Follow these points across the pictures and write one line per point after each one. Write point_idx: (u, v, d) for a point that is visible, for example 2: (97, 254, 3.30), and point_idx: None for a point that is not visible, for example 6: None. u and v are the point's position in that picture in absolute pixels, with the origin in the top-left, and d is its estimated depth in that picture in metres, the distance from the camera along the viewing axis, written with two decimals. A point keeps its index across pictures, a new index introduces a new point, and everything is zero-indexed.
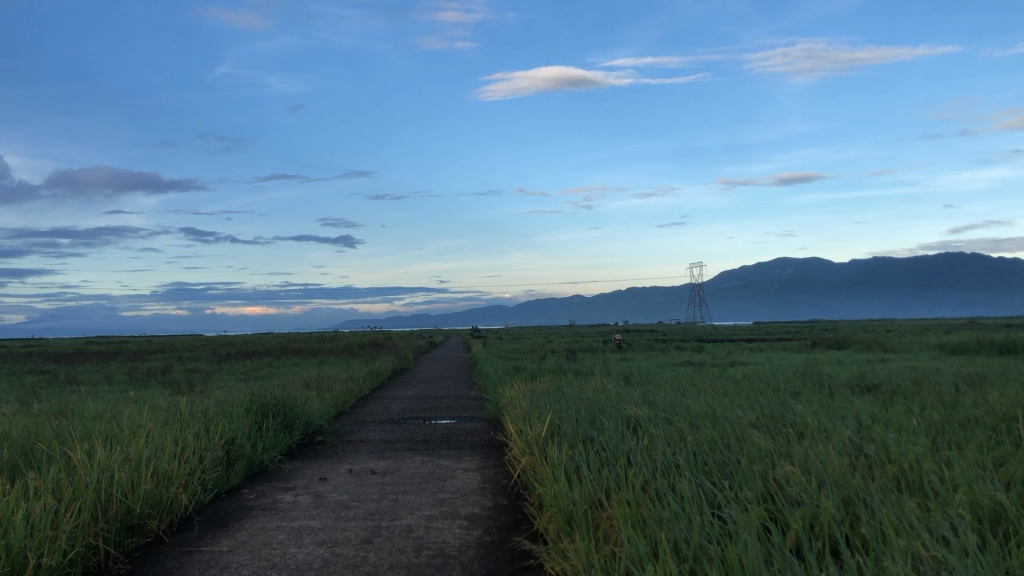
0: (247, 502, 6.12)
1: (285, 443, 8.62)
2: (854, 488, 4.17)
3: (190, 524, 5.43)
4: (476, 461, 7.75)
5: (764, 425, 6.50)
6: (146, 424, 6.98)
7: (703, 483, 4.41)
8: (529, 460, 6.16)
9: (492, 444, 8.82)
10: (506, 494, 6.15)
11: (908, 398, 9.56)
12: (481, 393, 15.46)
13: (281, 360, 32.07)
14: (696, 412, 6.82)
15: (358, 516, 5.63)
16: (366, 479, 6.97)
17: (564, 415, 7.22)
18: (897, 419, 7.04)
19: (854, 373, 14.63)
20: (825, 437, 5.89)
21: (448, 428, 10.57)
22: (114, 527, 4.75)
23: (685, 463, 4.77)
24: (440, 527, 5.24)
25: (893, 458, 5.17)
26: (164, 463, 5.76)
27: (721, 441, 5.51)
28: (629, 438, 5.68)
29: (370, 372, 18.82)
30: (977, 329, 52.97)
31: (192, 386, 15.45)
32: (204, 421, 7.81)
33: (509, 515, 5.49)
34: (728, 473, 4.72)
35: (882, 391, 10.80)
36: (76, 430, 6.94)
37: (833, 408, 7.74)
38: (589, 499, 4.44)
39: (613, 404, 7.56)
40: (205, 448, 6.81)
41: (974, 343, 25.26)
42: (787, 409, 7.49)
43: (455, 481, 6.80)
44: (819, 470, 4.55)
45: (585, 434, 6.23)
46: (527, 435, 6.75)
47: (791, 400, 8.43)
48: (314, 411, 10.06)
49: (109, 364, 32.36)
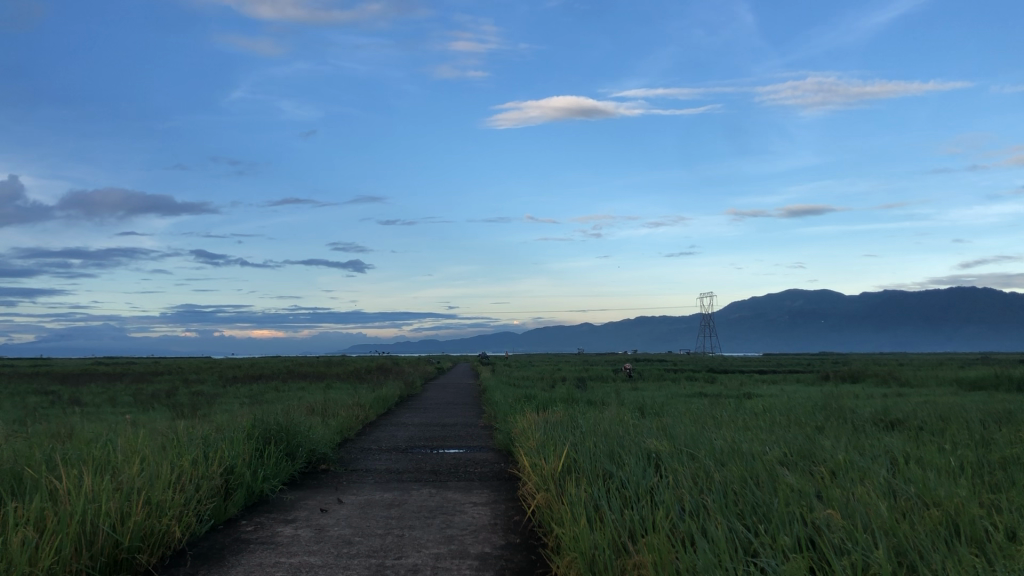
0: (245, 535, 5.78)
1: (287, 471, 8.31)
2: (904, 536, 3.78)
3: (182, 558, 5.09)
4: (487, 494, 7.41)
5: (792, 463, 6.14)
6: (141, 450, 6.67)
7: (735, 527, 4.06)
8: (544, 496, 5.82)
9: (503, 476, 8.47)
10: (519, 532, 5.81)
11: (938, 434, 9.15)
12: (490, 421, 15.14)
13: (289, 383, 31.86)
14: (719, 447, 6.45)
15: (361, 552, 5.28)
16: (370, 512, 6.65)
17: (581, 447, 6.87)
18: (931, 458, 6.67)
19: (877, 407, 14.19)
20: (860, 477, 5.51)
21: (456, 457, 10.24)
22: (98, 563, 4.41)
23: (715, 505, 4.43)
24: (448, 567, 4.89)
25: (937, 501, 4.78)
26: (158, 492, 5.44)
27: (751, 479, 5.17)
28: (650, 474, 5.36)
29: (377, 399, 18.49)
30: (982, 365, 53.12)
31: (194, 410, 15.12)
32: (202, 448, 7.51)
33: (522, 556, 5.16)
34: (762, 518, 4.35)
35: (907, 427, 10.39)
36: (68, 455, 6.62)
37: (864, 445, 7.38)
38: (613, 542, 4.09)
39: (631, 437, 7.19)
40: (203, 476, 6.49)
41: (992, 379, 24.69)
42: (815, 446, 7.12)
43: (464, 516, 6.45)
44: (863, 515, 4.18)
45: (604, 469, 5.88)
46: (542, 468, 6.41)
47: (816, 436, 8.02)
48: (319, 438, 9.71)
49: (115, 385, 32.35)
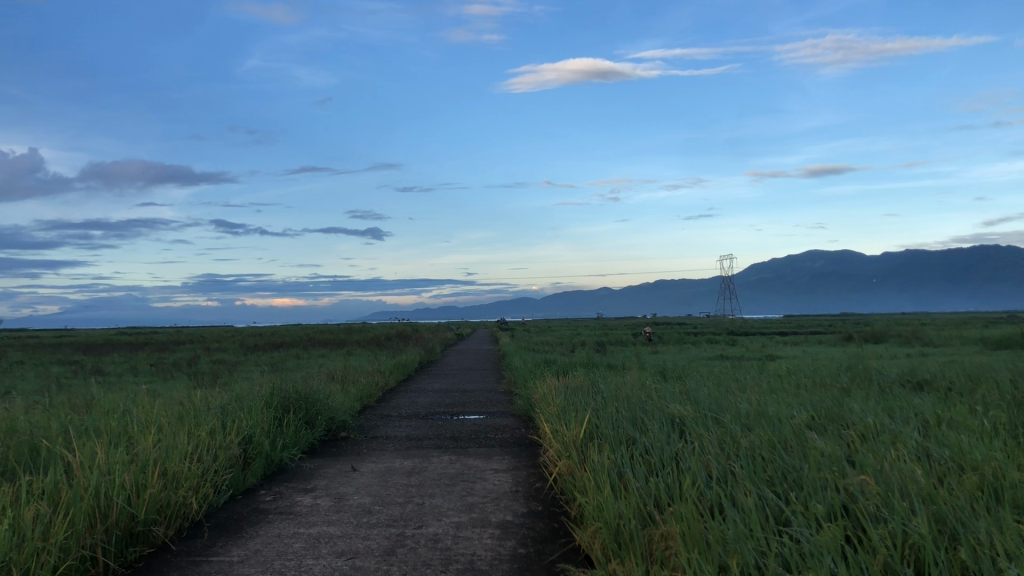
0: (263, 505, 5.70)
1: (307, 439, 8.24)
2: (942, 502, 3.62)
3: (199, 530, 5.02)
4: (507, 460, 7.31)
5: (820, 426, 5.98)
6: (156, 421, 6.60)
7: (764, 494, 3.92)
8: (566, 464, 5.71)
9: (523, 443, 8.35)
10: (541, 500, 5.70)
11: (968, 395, 8.92)
12: (509, 387, 15.03)
13: (309, 351, 31.92)
14: (746, 411, 6.29)
15: (380, 522, 5.19)
16: (390, 479, 6.57)
17: (602, 413, 6.73)
18: (964, 420, 6.48)
19: (903, 368, 13.91)
20: (892, 440, 5.33)
21: (476, 423, 10.15)
22: (113, 536, 4.34)
23: (743, 473, 4.29)
24: (469, 537, 4.78)
25: (975, 465, 4.59)
26: (173, 463, 5.36)
27: (779, 444, 5.01)
28: (675, 441, 5.22)
29: (396, 365, 18.46)
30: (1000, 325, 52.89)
31: (214, 379, 15.12)
32: (220, 417, 7.45)
33: (544, 524, 5.04)
34: (792, 485, 4.21)
35: (935, 387, 10.20)
36: (84, 426, 6.57)
37: (895, 407, 7.19)
38: (638, 511, 3.96)
39: (653, 402, 7.03)
40: (220, 446, 6.41)
41: (1019, 338, 24.31)
42: (843, 408, 6.95)
43: (485, 483, 6.35)
44: (899, 480, 4.02)
45: (627, 436, 5.74)
46: (562, 436, 6.29)
47: (844, 398, 7.83)
48: (338, 406, 9.63)
49: (136, 354, 32.47)
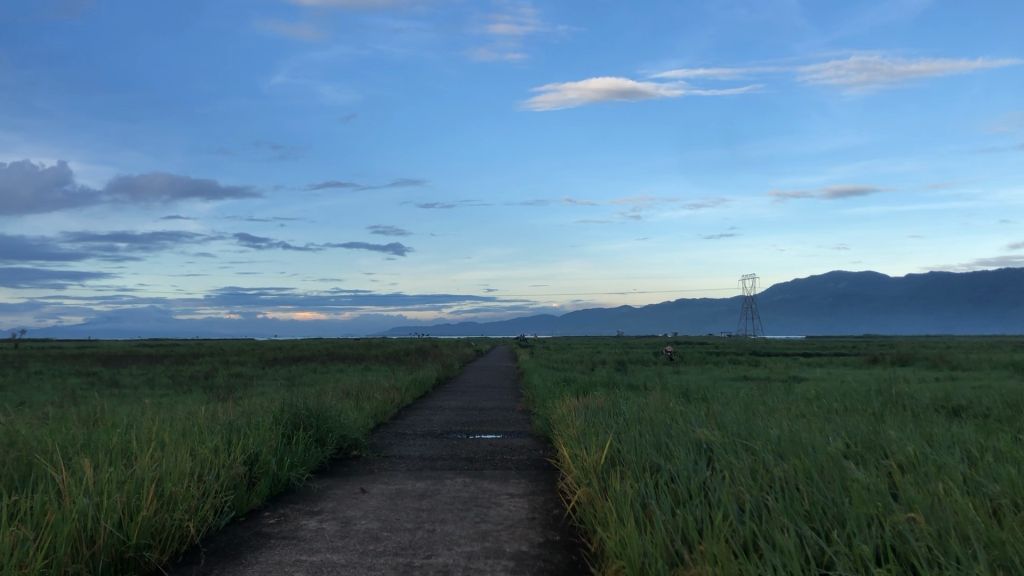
0: (266, 529, 5.41)
1: (316, 459, 7.94)
2: (1005, 545, 3.26)
3: (195, 555, 4.72)
4: (524, 485, 6.98)
5: (857, 457, 5.59)
6: (159, 437, 6.33)
7: (803, 532, 3.58)
8: (586, 490, 5.39)
9: (540, 466, 8.01)
10: (558, 529, 5.39)
11: (1006, 423, 8.48)
12: (528, 405, 14.68)
13: (328, 367, 31.67)
14: (777, 437, 5.94)
15: (388, 550, 4.87)
16: (400, 503, 6.27)
17: (624, 436, 6.40)
18: (1011, 450, 6.07)
19: (933, 392, 13.41)
20: (936, 472, 4.94)
21: (492, 444, 9.82)
22: (99, 563, 4.07)
23: (778, 505, 3.95)
24: (482, 568, 4.46)
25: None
26: (171, 483, 5.09)
27: (813, 473, 4.67)
28: (703, 469, 4.88)
29: (414, 382, 18.18)
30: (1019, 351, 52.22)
31: (230, 393, 14.93)
32: (226, 434, 7.18)
33: (562, 556, 4.74)
34: (833, 521, 3.86)
35: (971, 415, 9.73)
36: (85, 442, 6.32)
37: (934, 435, 6.79)
38: (665, 549, 3.64)
39: (678, 426, 6.68)
40: (223, 465, 6.11)
41: None
42: (879, 435, 6.57)
43: (499, 509, 6.02)
44: (950, 518, 3.66)
45: (651, 462, 5.42)
46: (582, 460, 5.97)
47: (878, 425, 7.41)
48: (351, 424, 9.31)
49: (155, 366, 32.19)
